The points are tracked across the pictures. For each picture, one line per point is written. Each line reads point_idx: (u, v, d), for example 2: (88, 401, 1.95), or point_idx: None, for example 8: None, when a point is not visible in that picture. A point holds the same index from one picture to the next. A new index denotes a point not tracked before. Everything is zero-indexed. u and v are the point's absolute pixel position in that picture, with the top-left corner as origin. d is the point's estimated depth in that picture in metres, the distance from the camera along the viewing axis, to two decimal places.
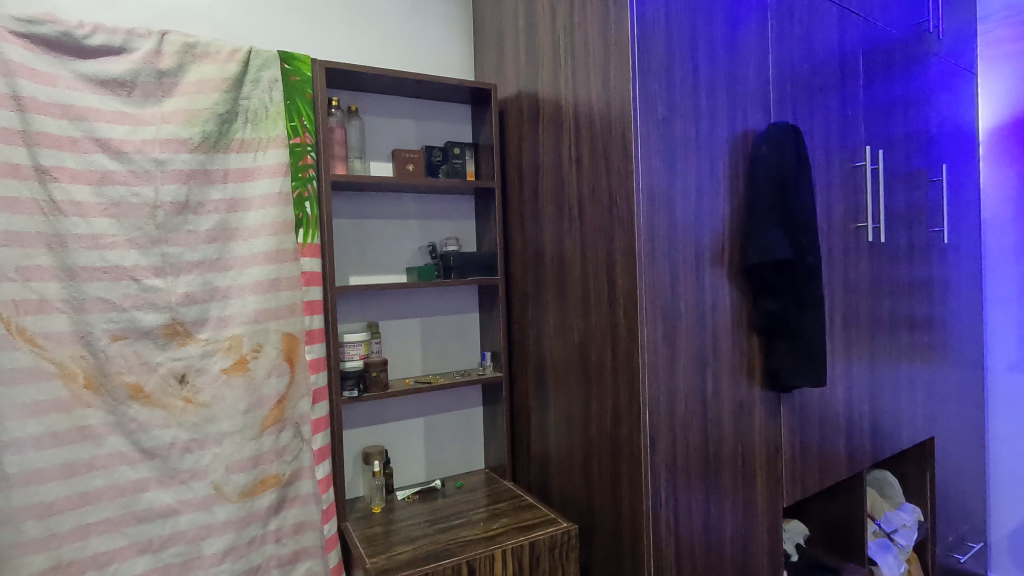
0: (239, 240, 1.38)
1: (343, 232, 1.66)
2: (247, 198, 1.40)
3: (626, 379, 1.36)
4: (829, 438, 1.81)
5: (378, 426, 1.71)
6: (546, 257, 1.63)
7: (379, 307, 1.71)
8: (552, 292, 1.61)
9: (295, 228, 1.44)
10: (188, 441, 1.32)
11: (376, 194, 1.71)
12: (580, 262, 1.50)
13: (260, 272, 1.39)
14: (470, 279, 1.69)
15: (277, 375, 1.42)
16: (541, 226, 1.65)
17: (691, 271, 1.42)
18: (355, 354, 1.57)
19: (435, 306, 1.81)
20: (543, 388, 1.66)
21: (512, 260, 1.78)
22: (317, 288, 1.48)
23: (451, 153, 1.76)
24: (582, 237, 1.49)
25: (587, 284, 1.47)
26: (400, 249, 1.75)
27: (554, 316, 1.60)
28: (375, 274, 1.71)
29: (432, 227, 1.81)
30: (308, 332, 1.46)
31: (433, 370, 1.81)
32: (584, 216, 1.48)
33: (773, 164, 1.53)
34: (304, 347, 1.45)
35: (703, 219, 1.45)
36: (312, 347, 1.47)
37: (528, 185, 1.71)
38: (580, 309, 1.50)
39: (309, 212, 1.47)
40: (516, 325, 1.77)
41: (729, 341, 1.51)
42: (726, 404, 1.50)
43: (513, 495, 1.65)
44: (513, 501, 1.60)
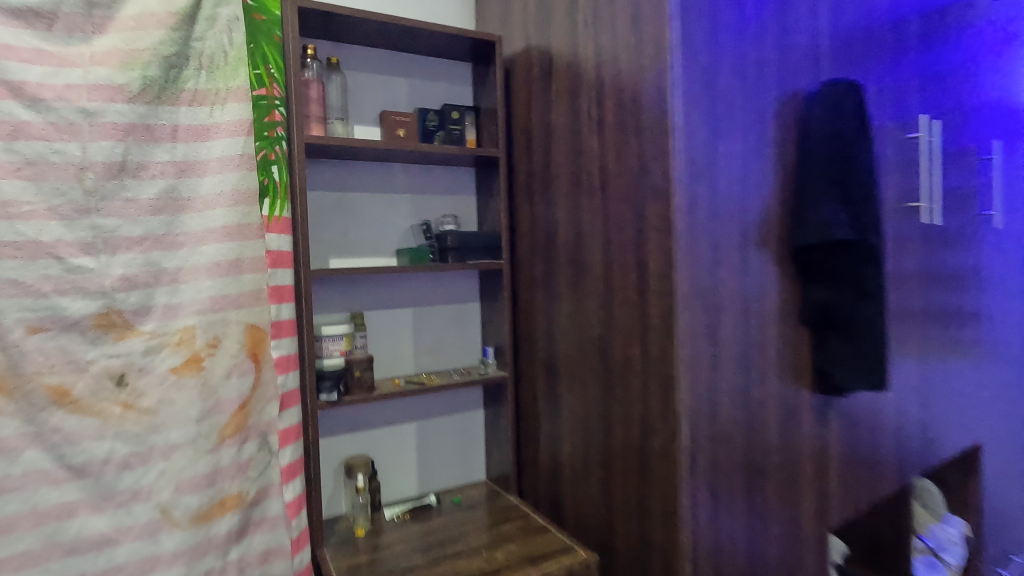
0: (191, 212, 1.14)
1: (322, 208, 1.42)
2: (202, 161, 1.15)
3: (662, 382, 1.12)
4: (878, 447, 1.59)
5: (362, 433, 1.47)
6: (558, 236, 1.39)
7: (363, 294, 1.47)
8: (564, 278, 1.38)
9: (260, 196, 1.21)
10: (127, 455, 1.08)
11: (359, 163, 1.47)
12: (600, 242, 1.26)
13: (217, 251, 1.16)
14: (470, 263, 1.45)
15: (239, 375, 1.18)
16: (554, 201, 1.40)
17: (736, 252, 1.19)
18: (335, 350, 1.34)
19: (429, 295, 1.57)
20: (554, 389, 1.43)
21: (518, 242, 1.54)
22: (286, 271, 1.25)
23: (448, 118, 1.52)
24: (603, 212, 1.25)
25: (609, 268, 1.24)
26: (389, 228, 1.51)
27: (568, 306, 1.37)
28: (359, 257, 1.47)
29: (427, 203, 1.57)
30: (275, 324, 1.23)
31: (427, 368, 1.57)
32: (604, 187, 1.25)
33: (825, 129, 1.32)
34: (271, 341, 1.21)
35: (749, 191, 1.22)
36: (280, 342, 1.24)
37: (538, 153, 1.46)
38: (600, 298, 1.27)
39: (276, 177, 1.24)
40: (522, 316, 1.54)
41: (776, 336, 1.28)
42: (771, 409, 1.28)
43: (520, 514, 1.42)
44: (519, 522, 1.38)
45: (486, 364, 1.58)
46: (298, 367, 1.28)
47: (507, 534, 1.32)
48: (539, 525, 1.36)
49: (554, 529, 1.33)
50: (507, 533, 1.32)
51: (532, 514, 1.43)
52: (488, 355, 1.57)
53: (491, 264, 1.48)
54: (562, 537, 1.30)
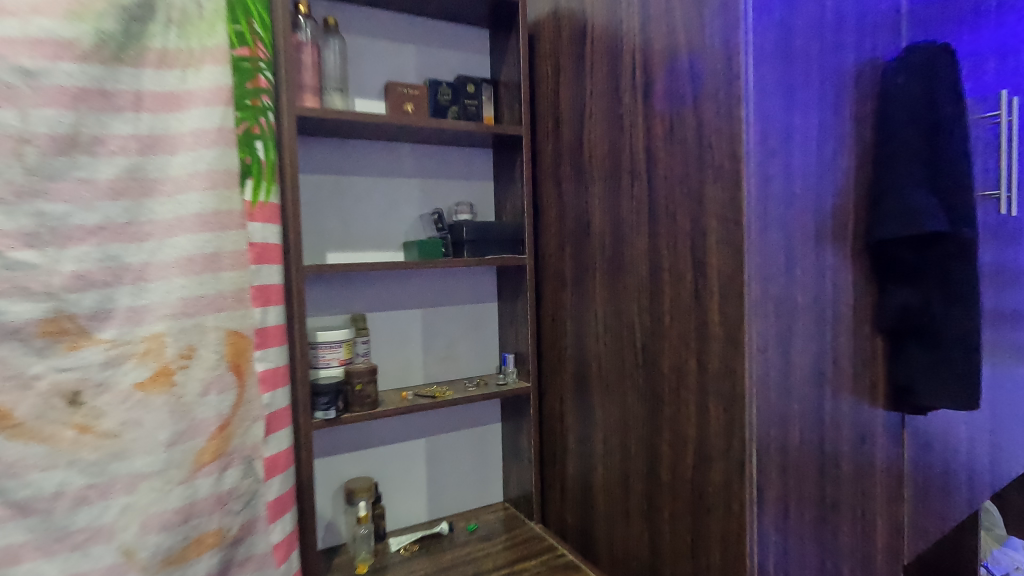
0: (160, 196, 0.94)
1: (319, 194, 1.23)
2: (173, 136, 0.96)
3: (722, 400, 0.93)
4: (956, 470, 1.38)
5: (364, 452, 1.29)
6: (592, 228, 1.20)
7: (364, 294, 1.28)
8: (599, 276, 1.19)
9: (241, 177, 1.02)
10: (85, 488, 0.86)
11: (360, 142, 1.28)
12: (645, 234, 1.07)
13: (190, 245, 0.96)
14: (488, 258, 1.27)
15: (217, 390, 0.99)
16: (590, 185, 1.20)
17: (810, 247, 1.00)
18: (333, 360, 1.16)
19: (441, 294, 1.38)
20: (587, 404, 1.24)
21: (543, 234, 1.34)
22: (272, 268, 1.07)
23: (464, 91, 1.32)
24: (649, 199, 1.05)
25: (658, 265, 1.04)
26: (396, 217, 1.32)
27: (603, 309, 1.18)
28: (360, 250, 1.28)
29: (439, 190, 1.38)
30: (260, 331, 1.05)
31: (437, 378, 1.38)
32: (650, 170, 1.05)
33: (917, 104, 1.09)
34: (256, 352, 1.04)
35: (825, 174, 1.02)
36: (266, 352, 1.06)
37: (568, 131, 1.26)
38: (645, 301, 1.07)
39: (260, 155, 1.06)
40: (547, 319, 1.35)
41: (851, 346, 1.09)
42: (845, 432, 1.08)
43: (545, 545, 1.24)
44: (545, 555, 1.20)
45: (506, 373, 1.37)
46: (289, 385, 1.10)
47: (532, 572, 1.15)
48: (568, 562, 1.18)
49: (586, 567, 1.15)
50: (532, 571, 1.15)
51: (559, 546, 1.24)
52: (508, 362, 1.38)
53: (512, 260, 1.30)
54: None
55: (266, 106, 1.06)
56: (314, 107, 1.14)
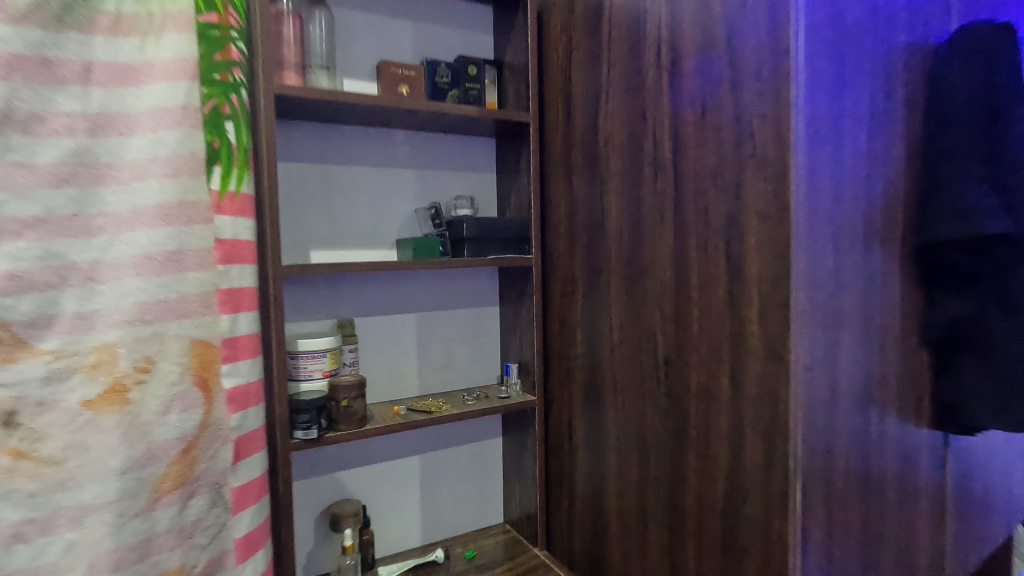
0: (114, 183, 0.78)
1: (303, 185, 1.10)
2: (130, 114, 0.80)
3: (762, 420, 0.81)
4: (1001, 496, 1.26)
5: (351, 471, 1.16)
6: (607, 226, 1.08)
7: (352, 297, 1.16)
8: (613, 279, 1.07)
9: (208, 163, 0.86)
10: (18, 527, 0.69)
11: (349, 127, 1.15)
12: (669, 233, 0.95)
13: (148, 241, 0.80)
14: (490, 258, 1.14)
15: (182, 409, 0.83)
16: (607, 178, 1.08)
17: (858, 250, 0.88)
18: (315, 371, 1.03)
19: (438, 297, 1.26)
20: (600, 420, 1.12)
21: (551, 232, 1.22)
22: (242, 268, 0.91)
23: (464, 73, 1.20)
24: (676, 193, 0.93)
25: (686, 268, 0.92)
26: (389, 212, 1.20)
27: (619, 318, 1.06)
28: (347, 248, 1.15)
29: (436, 182, 1.25)
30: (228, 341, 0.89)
31: (432, 390, 1.26)
32: (677, 161, 0.93)
33: (978, 90, 0.95)
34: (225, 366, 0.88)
35: (874, 167, 0.91)
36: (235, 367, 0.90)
37: (580, 118, 1.14)
38: (670, 309, 0.95)
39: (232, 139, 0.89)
40: (554, 325, 1.23)
41: (897, 360, 0.98)
42: (890, 456, 0.97)
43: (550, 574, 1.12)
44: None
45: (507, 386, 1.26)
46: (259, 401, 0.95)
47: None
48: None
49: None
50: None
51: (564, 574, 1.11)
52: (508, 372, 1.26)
53: (518, 261, 1.18)
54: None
55: (238, 80, 0.90)
56: (295, 85, 1.00)
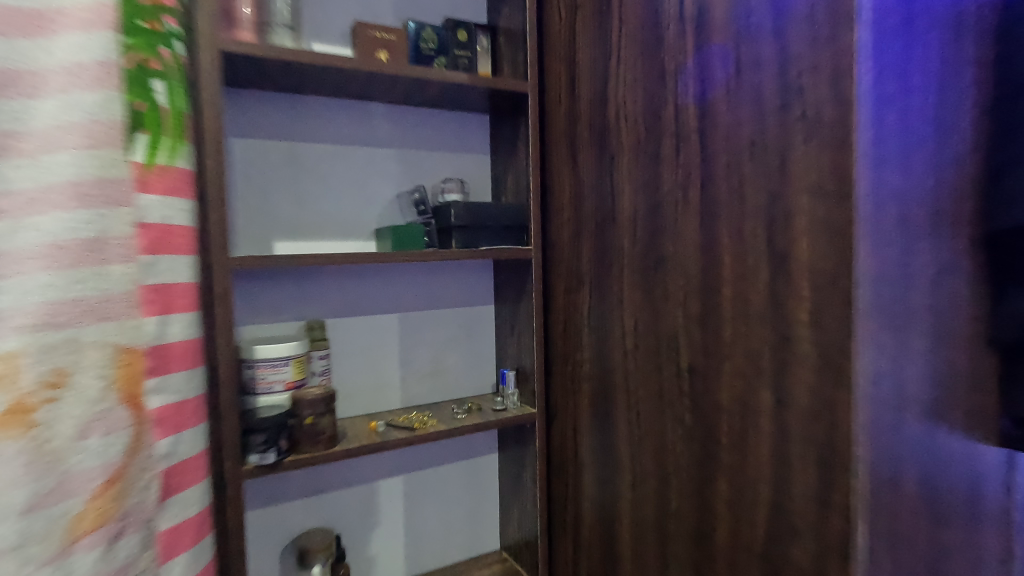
0: (15, 153, 0.55)
1: (263, 166, 0.95)
2: (35, 67, 0.57)
3: (812, 437, 0.65)
4: None
5: (323, 497, 1.01)
6: (618, 211, 0.93)
7: (323, 296, 1.00)
8: (626, 273, 0.92)
9: (130, 128, 0.65)
10: None
11: (318, 99, 0.99)
12: (695, 218, 0.79)
13: (57, 226, 0.57)
14: (482, 249, 0.98)
15: (102, 433, 0.59)
16: (618, 155, 0.92)
17: (926, 236, 0.72)
18: (275, 384, 0.87)
19: (424, 296, 1.10)
20: (612, 435, 0.96)
21: (553, 220, 1.06)
22: (175, 261, 0.70)
23: (453, 39, 1.04)
24: (704, 169, 0.77)
25: (716, 258, 0.76)
26: (366, 198, 1.04)
27: (632, 318, 0.91)
28: (317, 240, 1.00)
29: (422, 164, 1.09)
30: (158, 349, 0.67)
31: (418, 402, 1.10)
32: (706, 131, 0.77)
33: None
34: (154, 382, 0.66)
35: (943, 138, 0.75)
36: (169, 383, 0.68)
37: (586, 88, 0.98)
38: (695, 309, 0.80)
39: (160, 103, 0.69)
40: (557, 326, 1.07)
41: (969, 367, 0.81)
42: (958, 483, 0.81)
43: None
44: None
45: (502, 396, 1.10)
46: (199, 426, 0.73)
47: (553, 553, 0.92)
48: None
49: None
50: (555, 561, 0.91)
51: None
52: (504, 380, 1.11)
53: (515, 253, 1.02)
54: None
55: (170, 32, 0.71)
56: (252, 41, 0.83)
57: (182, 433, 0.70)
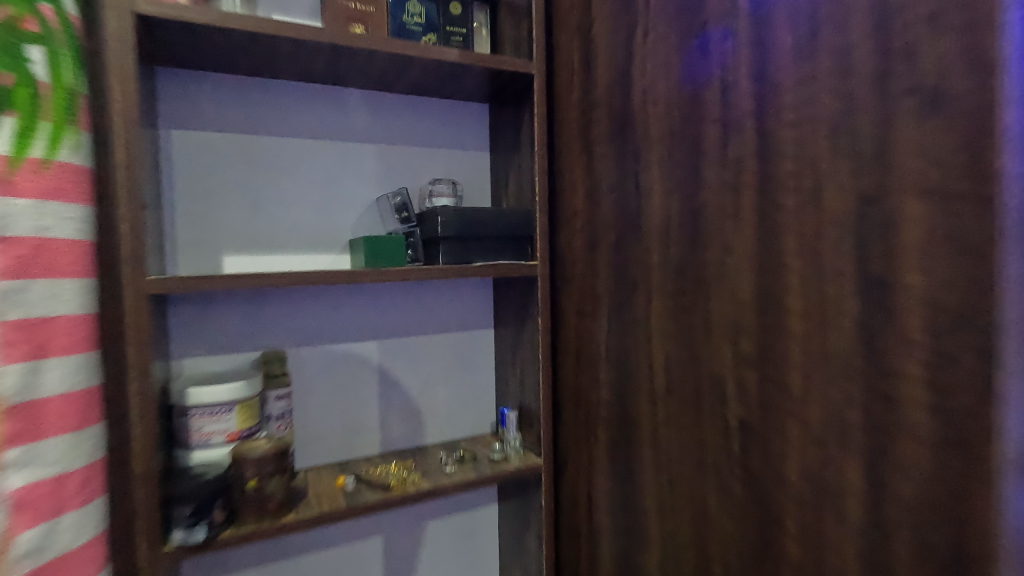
0: None
1: (209, 165, 0.78)
2: None
3: (922, 539, 0.46)
4: None
5: (284, 563, 0.84)
6: (644, 218, 0.74)
7: (284, 321, 0.83)
8: (655, 297, 0.73)
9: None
10: None
11: (280, 84, 0.81)
12: (750, 229, 0.60)
13: None
14: (476, 266, 0.80)
15: None
16: (646, 148, 0.73)
17: None
18: (214, 435, 0.70)
19: (410, 319, 0.92)
20: (638, 496, 0.77)
21: (565, 229, 0.88)
22: (58, 285, 0.52)
23: (446, 14, 0.86)
24: (762, 165, 0.58)
25: (780, 282, 0.57)
26: (339, 203, 0.86)
27: (663, 353, 0.72)
28: (278, 253, 0.82)
29: (409, 163, 0.91)
30: (32, 403, 0.49)
31: (401, 446, 0.93)
32: (765, 115, 0.58)
33: None
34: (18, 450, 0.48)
35: None
36: (43, 450, 0.50)
37: (604, 67, 0.80)
38: (750, 350, 0.61)
39: (33, 73, 0.51)
40: (569, 357, 0.89)
41: None
42: None
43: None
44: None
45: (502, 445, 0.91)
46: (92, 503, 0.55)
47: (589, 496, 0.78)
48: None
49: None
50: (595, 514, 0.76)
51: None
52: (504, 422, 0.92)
53: (517, 270, 0.83)
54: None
55: None
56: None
57: (60, 519, 0.51)
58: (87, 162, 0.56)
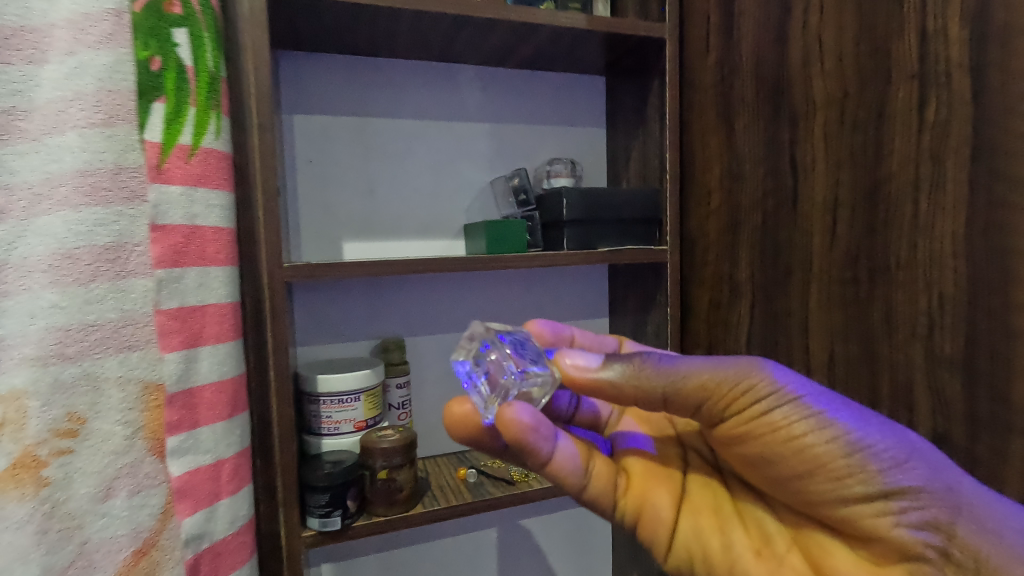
0: (23, 174, 0.48)
1: (329, 148, 0.76)
2: (38, 76, 0.49)
3: None
4: None
5: (401, 554, 0.85)
6: (803, 196, 0.65)
7: (401, 307, 0.81)
8: (816, 284, 0.63)
9: (140, 112, 0.53)
10: None
11: (394, 63, 0.79)
12: (958, 208, 0.49)
13: (66, 230, 0.50)
14: (602, 251, 0.73)
15: (116, 475, 0.52)
16: (807, 115, 0.63)
17: None
18: (343, 423, 0.69)
19: (525, 306, 0.89)
20: (760, 553, 0.48)
21: (697, 210, 0.80)
22: (220, 270, 0.59)
23: None
24: (978, 130, 0.47)
25: (1006, 270, 0.45)
26: (453, 186, 0.83)
27: (825, 351, 0.63)
28: (393, 239, 0.80)
29: (522, 142, 0.86)
30: (186, 388, 0.57)
31: None
32: (990, 69, 0.46)
33: None
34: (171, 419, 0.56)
35: None
36: (203, 434, 0.58)
37: (751, 22, 0.70)
38: (951, 353, 0.50)
39: (179, 73, 0.55)
40: (699, 351, 0.82)
41: None
42: None
43: (722, 366, 0.45)
44: (634, 372, 0.45)
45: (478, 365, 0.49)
46: (240, 476, 0.62)
47: (822, 390, 0.46)
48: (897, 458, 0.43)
49: (962, 523, 0.41)
50: (828, 388, 0.46)
51: (692, 378, 0.45)
52: (531, 361, 0.49)
53: (648, 257, 0.77)
54: (875, 554, 0.44)
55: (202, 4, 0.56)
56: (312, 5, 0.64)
57: (218, 506, 0.60)
58: (228, 148, 0.60)
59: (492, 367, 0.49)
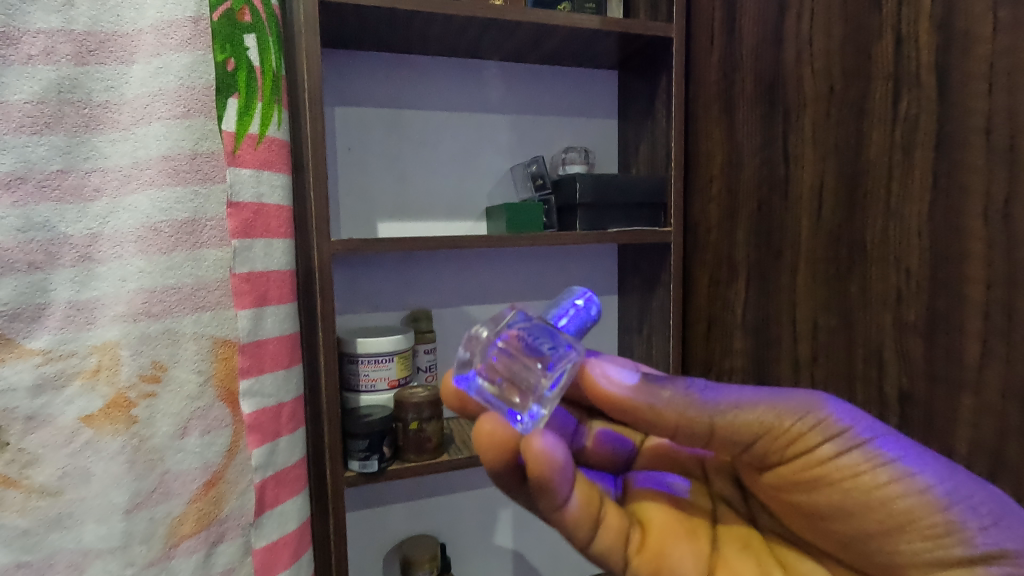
0: (122, 162, 0.61)
1: (366, 137, 0.85)
2: (130, 84, 0.61)
3: None
4: None
5: (426, 503, 0.94)
6: (794, 183, 0.71)
7: (428, 282, 0.90)
8: (804, 264, 0.70)
9: (217, 107, 0.63)
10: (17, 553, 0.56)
11: (426, 60, 0.86)
12: (924, 194, 0.56)
13: (152, 207, 0.61)
14: (611, 231, 0.81)
15: (193, 409, 0.64)
16: (799, 109, 0.70)
17: None
18: (378, 381, 0.78)
19: (541, 283, 0.97)
20: None
21: (700, 195, 0.87)
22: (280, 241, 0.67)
23: None
24: (942, 125, 0.53)
25: (961, 248, 0.52)
26: (476, 173, 0.91)
27: (810, 321, 0.70)
28: (423, 220, 0.89)
29: (540, 133, 0.94)
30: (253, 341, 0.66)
31: None
32: (953, 72, 0.52)
33: None
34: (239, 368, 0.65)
35: None
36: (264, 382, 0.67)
37: (752, 23, 0.76)
38: (915, 322, 0.57)
39: (248, 74, 0.63)
40: (701, 323, 0.89)
41: None
42: None
43: (780, 403, 0.44)
44: (676, 401, 0.45)
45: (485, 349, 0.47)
46: (293, 421, 0.70)
47: (895, 435, 0.44)
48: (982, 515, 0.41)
49: None
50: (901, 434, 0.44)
51: (743, 410, 0.44)
52: (548, 350, 0.46)
53: (653, 237, 0.84)
54: None
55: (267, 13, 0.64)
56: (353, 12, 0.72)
57: (279, 441, 0.69)
58: (286, 138, 0.68)
59: (500, 367, 0.47)
